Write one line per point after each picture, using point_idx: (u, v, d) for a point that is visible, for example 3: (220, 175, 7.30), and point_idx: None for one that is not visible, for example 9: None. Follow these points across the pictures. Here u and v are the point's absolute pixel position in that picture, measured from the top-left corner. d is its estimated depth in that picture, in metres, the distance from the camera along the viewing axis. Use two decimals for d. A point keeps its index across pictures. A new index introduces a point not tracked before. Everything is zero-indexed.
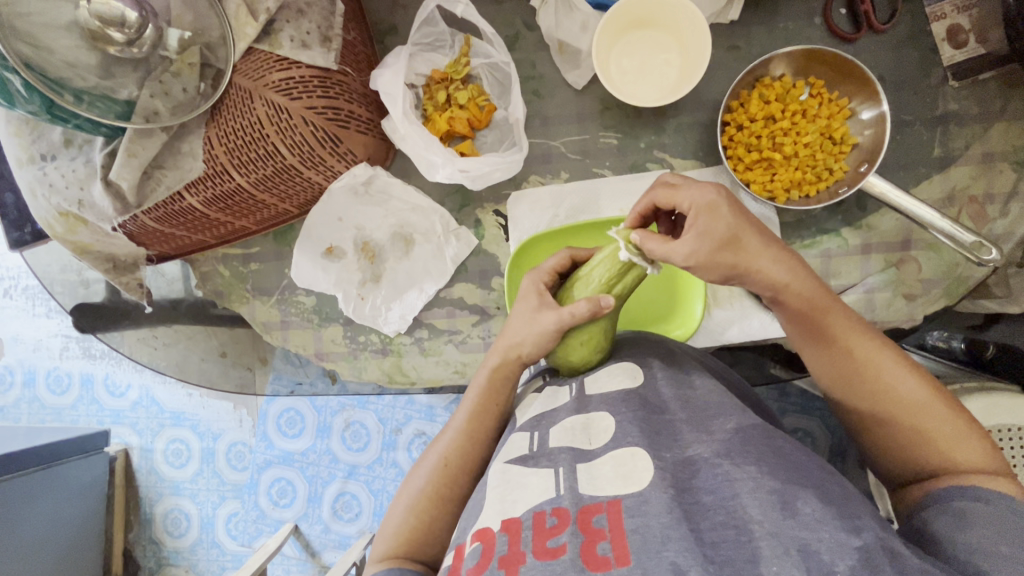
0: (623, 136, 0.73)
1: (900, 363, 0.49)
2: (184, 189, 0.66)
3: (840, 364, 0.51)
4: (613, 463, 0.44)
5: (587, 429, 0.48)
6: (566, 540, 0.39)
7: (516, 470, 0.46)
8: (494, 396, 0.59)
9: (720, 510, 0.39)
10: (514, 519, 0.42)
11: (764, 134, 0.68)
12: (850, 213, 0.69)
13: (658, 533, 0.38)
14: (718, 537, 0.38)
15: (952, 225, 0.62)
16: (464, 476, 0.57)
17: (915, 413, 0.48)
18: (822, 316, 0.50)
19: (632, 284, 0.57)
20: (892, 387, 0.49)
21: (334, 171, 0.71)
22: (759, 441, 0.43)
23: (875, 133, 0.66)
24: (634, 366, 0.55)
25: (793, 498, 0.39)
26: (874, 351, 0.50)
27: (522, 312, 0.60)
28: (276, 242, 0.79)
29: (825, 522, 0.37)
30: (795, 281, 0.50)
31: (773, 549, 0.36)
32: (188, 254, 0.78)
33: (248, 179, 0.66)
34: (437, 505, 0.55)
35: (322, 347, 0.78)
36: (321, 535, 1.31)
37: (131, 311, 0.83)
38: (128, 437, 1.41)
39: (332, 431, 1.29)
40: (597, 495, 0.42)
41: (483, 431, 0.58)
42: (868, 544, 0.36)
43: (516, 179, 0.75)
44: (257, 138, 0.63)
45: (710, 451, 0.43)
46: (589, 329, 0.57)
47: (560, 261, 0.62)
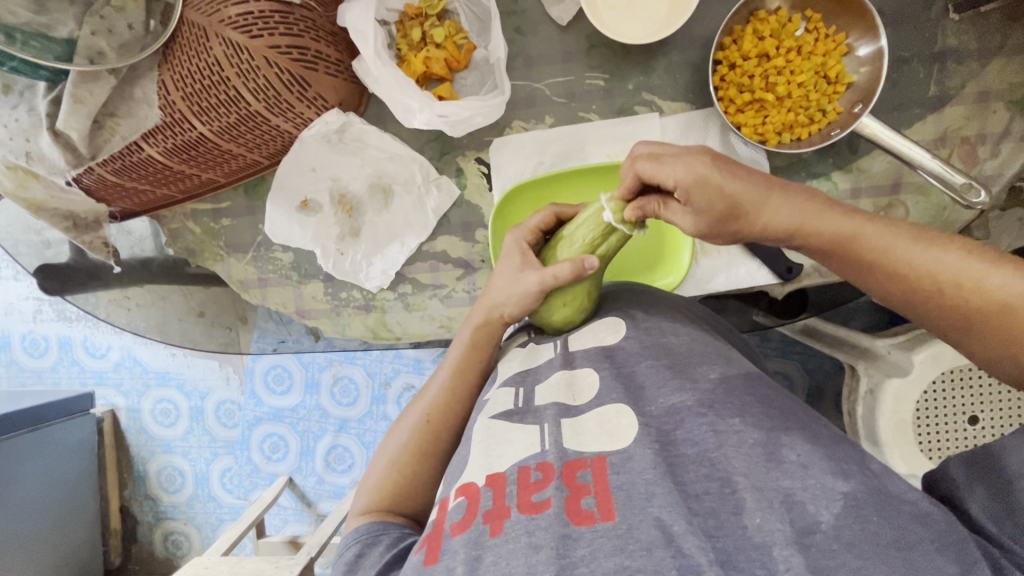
0: (611, 78, 0.69)
1: (966, 256, 0.43)
2: (141, 139, 0.61)
3: (899, 290, 0.45)
4: (599, 418, 0.45)
5: (571, 385, 0.49)
6: (551, 495, 0.39)
7: (502, 426, 0.46)
8: (479, 354, 0.59)
9: (704, 462, 0.39)
10: (500, 474, 0.42)
11: (757, 73, 0.64)
12: (842, 156, 0.68)
13: (642, 490, 0.38)
14: (703, 489, 0.38)
15: (941, 164, 0.61)
16: (448, 430, 0.57)
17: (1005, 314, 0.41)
18: (855, 244, 0.46)
19: (616, 245, 0.57)
20: (966, 294, 0.42)
21: (305, 118, 0.66)
22: (744, 391, 0.44)
23: (871, 71, 0.63)
24: (618, 320, 0.55)
25: (778, 448, 0.39)
26: (928, 256, 0.44)
27: (506, 271, 0.59)
28: (247, 196, 0.75)
29: (810, 470, 0.38)
30: (806, 215, 0.47)
31: (757, 502, 0.36)
32: (155, 209, 0.75)
33: (210, 127, 0.61)
34: (420, 460, 0.55)
35: (303, 304, 0.76)
36: (316, 487, 1.34)
37: (98, 271, 0.79)
38: (114, 398, 1.40)
39: (321, 386, 1.29)
40: (583, 452, 0.42)
41: (467, 386, 0.58)
42: (853, 491, 0.36)
43: (498, 125, 0.71)
44: (217, 82, 0.58)
45: (694, 402, 0.44)
46: (573, 289, 0.56)
47: (545, 217, 0.61)
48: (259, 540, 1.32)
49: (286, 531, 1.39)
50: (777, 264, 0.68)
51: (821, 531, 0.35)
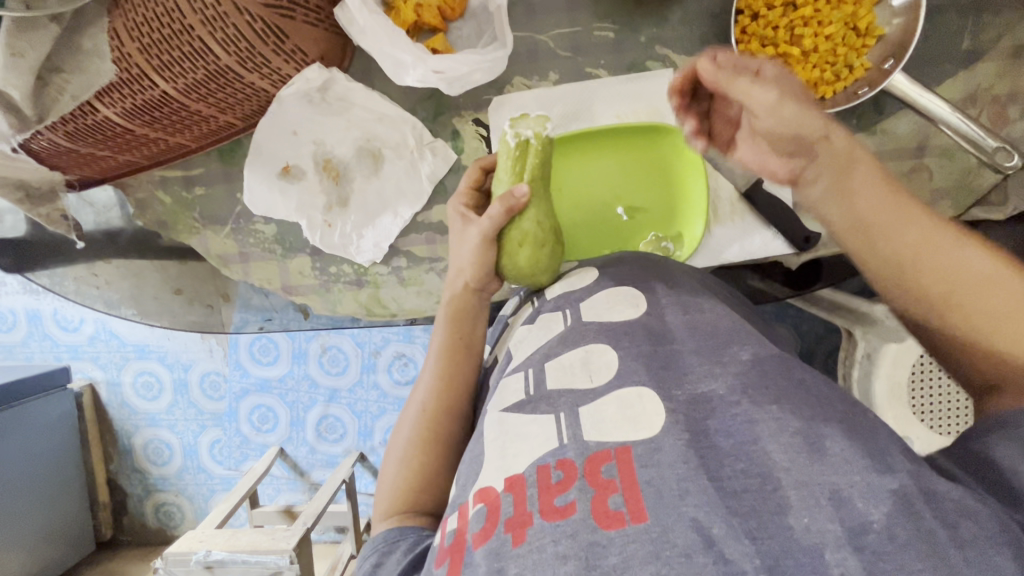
0: (621, 29, 0.63)
1: (961, 248, 0.44)
2: (95, 99, 0.53)
3: (875, 259, 0.48)
4: (620, 403, 0.42)
5: (587, 364, 0.46)
6: (574, 498, 0.36)
7: (515, 419, 0.45)
8: (459, 327, 0.59)
9: (741, 457, 0.37)
10: (518, 476, 0.40)
11: (782, 24, 0.59)
12: (866, 117, 0.63)
13: (675, 486, 0.35)
14: (740, 487, 0.35)
15: (961, 119, 0.59)
16: (449, 414, 0.55)
17: (968, 294, 0.43)
18: (881, 222, 0.47)
19: (540, 166, 0.55)
20: (934, 270, 0.44)
21: (282, 74, 0.59)
22: (778, 375, 0.42)
23: (904, 22, 0.58)
24: (636, 294, 0.52)
25: (819, 439, 0.37)
26: (940, 248, 0.45)
27: (461, 237, 0.59)
28: (222, 162, 0.68)
29: (852, 465, 0.35)
30: (841, 178, 0.48)
31: (802, 499, 0.34)
32: (119, 175, 0.68)
33: (174, 84, 0.53)
34: (427, 450, 0.54)
35: (289, 280, 0.71)
36: (308, 456, 1.33)
37: (61, 245, 0.73)
38: (92, 371, 1.34)
39: (309, 356, 1.25)
40: (605, 442, 0.39)
41: (458, 369, 0.57)
42: (902, 487, 0.34)
43: (497, 82, 0.64)
44: (179, 31, 0.50)
45: (725, 389, 0.41)
46: (523, 228, 0.55)
47: (474, 176, 0.62)
48: (254, 510, 1.32)
49: (280, 500, 1.39)
50: (794, 233, 0.64)
51: (872, 532, 0.32)
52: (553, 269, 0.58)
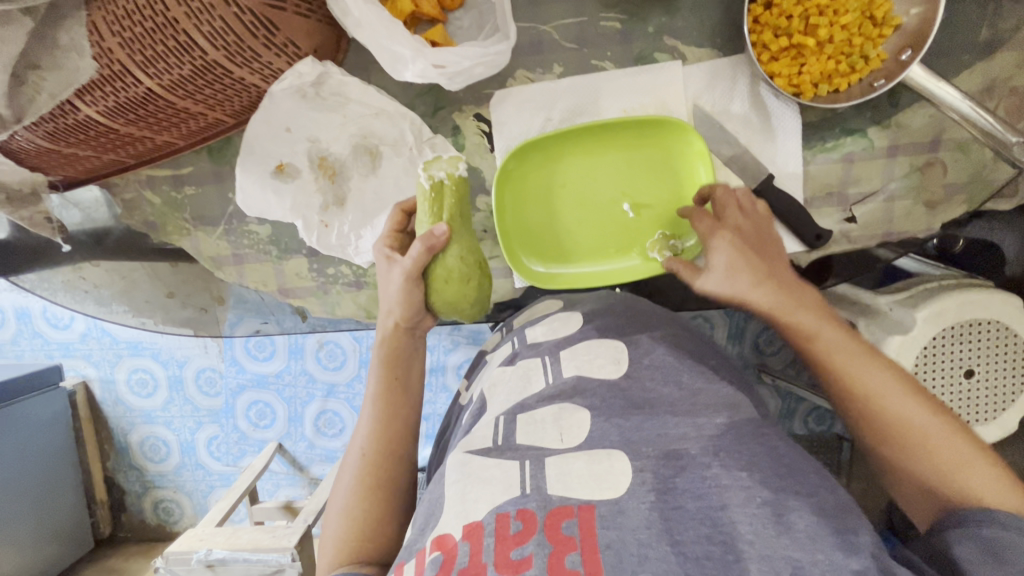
0: (628, 18, 0.60)
1: (889, 378, 0.52)
2: (75, 97, 0.50)
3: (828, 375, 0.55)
4: (587, 463, 0.43)
5: (559, 422, 0.48)
6: (531, 552, 0.36)
7: (479, 463, 0.45)
8: (394, 370, 0.65)
9: (705, 522, 0.38)
10: (477, 524, 0.39)
11: (796, 13, 0.56)
12: (880, 110, 0.61)
13: (635, 551, 0.36)
14: (703, 553, 0.36)
15: (972, 107, 0.58)
16: (387, 459, 0.61)
17: (900, 412, 0.51)
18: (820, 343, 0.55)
19: (456, 209, 0.59)
20: (874, 390, 0.52)
21: (274, 68, 0.56)
22: (751, 440, 0.44)
23: (924, 11, 0.56)
24: (620, 349, 0.56)
25: (786, 512, 0.38)
26: (872, 372, 0.53)
27: (388, 280, 0.62)
28: (213, 160, 0.66)
29: (817, 543, 0.36)
30: (784, 300, 0.56)
31: (764, 573, 0.34)
32: (103, 176, 0.65)
33: (159, 81, 0.50)
34: (369, 496, 0.59)
35: (285, 282, 0.69)
36: (307, 451, 1.32)
37: (43, 248, 0.70)
38: (84, 369, 1.32)
39: (307, 352, 1.23)
40: (569, 498, 0.40)
41: (396, 412, 0.64)
42: (865, 568, 0.35)
43: (499, 76, 0.62)
44: (163, 25, 0.47)
45: (698, 449, 0.43)
46: (445, 264, 0.58)
47: (396, 217, 0.64)
48: (252, 506, 1.31)
49: (280, 495, 1.39)
50: (807, 231, 0.63)
51: None
52: (481, 301, 0.62)
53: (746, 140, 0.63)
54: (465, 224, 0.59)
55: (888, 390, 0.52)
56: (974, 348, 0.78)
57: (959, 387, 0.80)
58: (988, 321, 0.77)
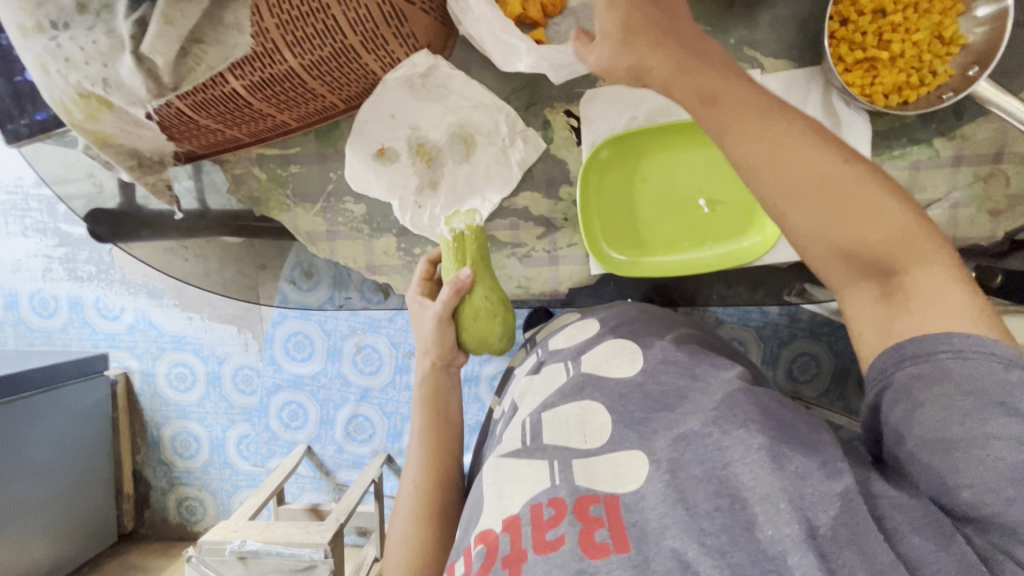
0: (711, 31, 0.66)
1: (844, 162, 0.45)
2: (227, 70, 0.56)
3: (792, 167, 0.45)
4: (611, 463, 0.50)
5: (581, 423, 0.54)
6: (564, 531, 0.43)
7: (511, 464, 0.53)
8: (438, 403, 0.69)
9: (712, 480, 0.44)
10: (514, 517, 0.47)
11: (871, 30, 0.61)
12: (946, 122, 0.66)
13: (657, 524, 0.43)
14: (713, 507, 0.43)
15: None
16: (443, 486, 0.65)
17: (852, 192, 0.44)
18: (751, 133, 0.46)
19: (476, 251, 0.64)
20: (815, 164, 0.45)
21: (393, 57, 0.62)
22: (744, 405, 0.50)
23: (989, 32, 0.61)
24: (634, 347, 0.62)
25: (779, 455, 0.45)
26: (834, 162, 0.45)
27: (423, 322, 0.67)
28: (319, 142, 0.71)
29: (808, 479, 0.43)
30: (741, 96, 0.48)
31: (766, 514, 0.41)
32: (218, 153, 0.71)
33: (301, 61, 0.57)
34: (427, 524, 0.62)
35: (373, 260, 0.74)
36: (335, 455, 1.33)
37: (153, 217, 0.75)
38: (127, 360, 1.38)
39: (343, 354, 1.26)
40: (595, 487, 0.47)
41: (443, 443, 0.68)
42: (846, 488, 0.42)
43: (590, 76, 0.67)
44: (316, 10, 0.53)
45: (699, 424, 0.49)
46: (473, 305, 0.63)
47: (423, 268, 0.70)
48: (278, 507, 1.31)
49: (304, 499, 1.38)
50: None
51: (821, 534, 0.39)
52: (508, 334, 0.66)
53: None
54: (487, 266, 0.64)
55: (796, 148, 0.45)
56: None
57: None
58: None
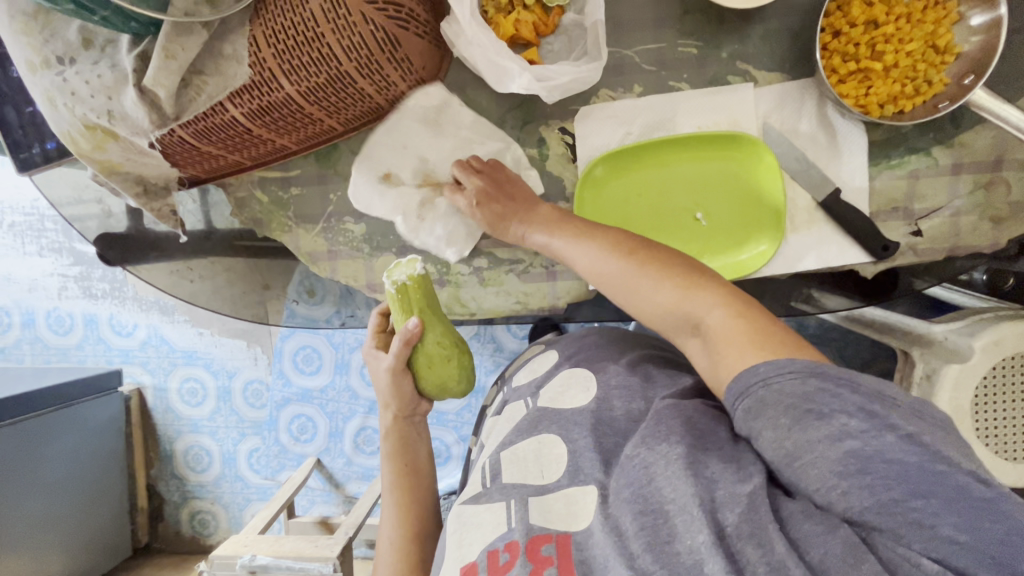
0: (703, 45, 0.66)
1: (630, 247, 0.60)
2: (227, 99, 0.58)
3: (591, 261, 0.61)
4: (565, 501, 0.52)
5: (540, 457, 0.57)
6: (515, 573, 0.46)
7: (471, 511, 0.56)
8: (405, 456, 0.72)
9: (638, 499, 0.47)
10: (470, 565, 0.51)
11: (864, 41, 0.61)
12: (944, 131, 0.65)
13: (601, 557, 0.46)
14: (640, 525, 0.45)
15: None
16: (418, 535, 0.68)
17: (649, 275, 0.57)
18: (563, 241, 0.64)
19: (421, 302, 0.63)
20: (608, 259, 0.60)
21: (389, 81, 0.63)
22: (670, 418, 0.52)
23: (984, 40, 0.60)
24: (588, 375, 0.64)
25: (701, 467, 0.46)
26: (620, 252, 0.60)
27: (378, 374, 0.69)
28: (318, 164, 0.73)
29: (721, 483, 0.44)
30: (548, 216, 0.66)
31: (686, 524, 0.43)
32: (221, 177, 0.73)
33: (298, 88, 0.58)
34: (410, 574, 0.65)
35: (374, 278, 0.75)
36: (344, 468, 1.34)
37: (160, 240, 0.77)
38: (140, 376, 1.41)
39: (351, 368, 1.28)
40: (548, 527, 0.50)
41: (413, 493, 0.70)
42: (754, 491, 0.43)
43: (584, 93, 0.68)
44: (310, 39, 0.55)
45: (630, 446, 0.52)
46: (426, 352, 0.63)
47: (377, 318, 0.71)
48: (289, 520, 1.32)
49: (314, 511, 1.39)
50: (873, 241, 0.66)
51: (728, 534, 0.42)
52: (467, 374, 0.66)
53: (814, 156, 0.67)
54: (437, 312, 0.63)
55: (596, 243, 0.62)
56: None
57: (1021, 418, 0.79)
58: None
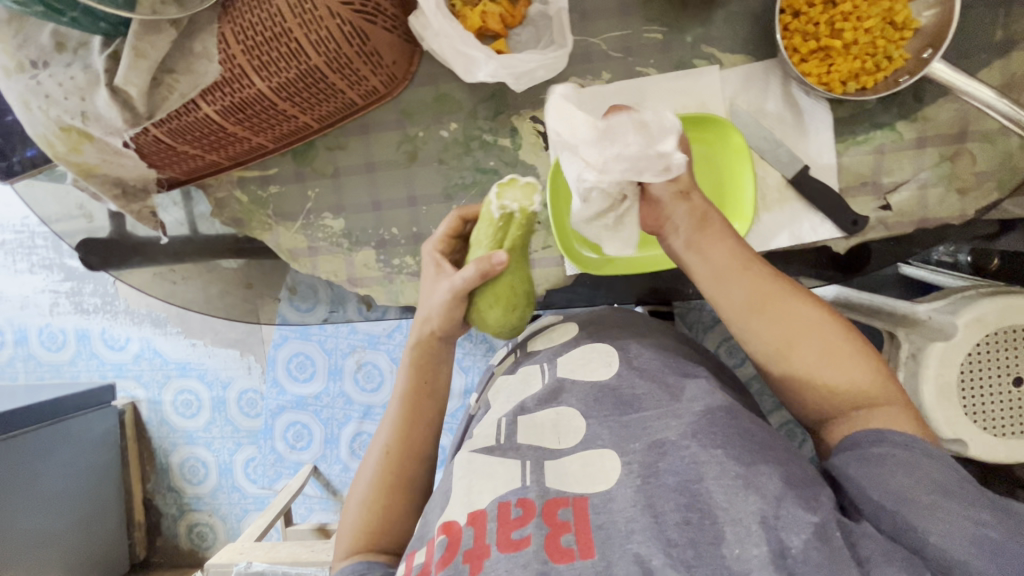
0: (668, 31, 0.68)
1: (818, 311, 0.59)
2: (199, 97, 0.58)
3: (763, 311, 0.59)
4: (582, 462, 0.53)
5: (557, 426, 0.57)
6: (530, 532, 0.46)
7: (482, 460, 0.55)
8: (424, 375, 0.69)
9: (684, 493, 0.47)
10: (480, 512, 0.49)
11: (823, 20, 0.63)
12: (906, 105, 0.67)
13: (623, 527, 0.46)
14: (681, 520, 0.46)
15: (1010, 105, 0.62)
16: (410, 459, 0.65)
17: (838, 350, 0.58)
18: (763, 293, 0.60)
19: (518, 237, 0.62)
20: (792, 316, 0.59)
21: (360, 76, 0.64)
22: (724, 424, 0.53)
23: (939, 14, 0.62)
24: (608, 350, 0.65)
25: (756, 480, 0.47)
26: (816, 316, 0.59)
27: (433, 292, 0.66)
28: (296, 162, 0.74)
29: (782, 504, 0.46)
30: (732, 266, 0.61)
31: (735, 533, 0.44)
32: (199, 178, 0.74)
33: (269, 84, 0.59)
34: (388, 492, 0.63)
35: (354, 272, 0.75)
36: (342, 475, 1.31)
37: (143, 245, 0.78)
38: (135, 390, 1.41)
39: (345, 373, 1.27)
40: (564, 491, 0.50)
41: (420, 414, 0.67)
42: (821, 519, 0.45)
43: (553, 82, 0.69)
44: (278, 34, 0.56)
45: (677, 435, 0.52)
46: (496, 289, 0.62)
47: (451, 223, 0.68)
48: (286, 528, 1.31)
49: (313, 519, 1.37)
50: (843, 216, 0.67)
51: (790, 555, 0.43)
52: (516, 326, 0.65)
53: (781, 135, 0.68)
54: (525, 253, 0.62)
55: (782, 299, 0.59)
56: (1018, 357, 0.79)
57: (1011, 396, 0.79)
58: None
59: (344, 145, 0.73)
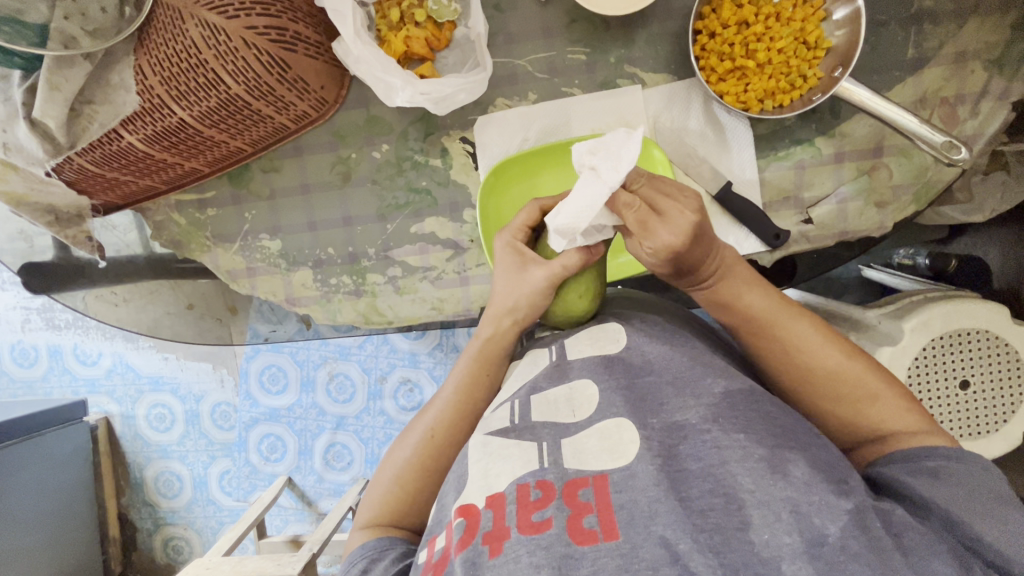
0: (591, 51, 0.69)
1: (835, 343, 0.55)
2: (120, 126, 0.60)
3: (774, 342, 0.56)
4: (599, 437, 0.50)
5: (571, 399, 0.54)
6: (550, 514, 0.45)
7: (498, 442, 0.52)
8: (486, 367, 0.65)
9: (708, 478, 0.45)
10: (498, 494, 0.47)
11: (737, 41, 0.64)
12: (824, 121, 0.68)
13: (646, 508, 0.44)
14: (707, 505, 0.44)
15: (931, 131, 0.62)
16: (448, 450, 0.62)
17: (860, 381, 0.54)
18: (773, 324, 0.56)
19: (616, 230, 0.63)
20: (807, 346, 0.55)
21: (286, 102, 0.64)
22: (746, 407, 0.49)
23: (848, 33, 0.63)
24: (617, 327, 0.60)
25: (783, 463, 0.45)
26: (835, 350, 0.55)
27: (520, 282, 0.62)
28: (232, 184, 0.74)
29: (813, 487, 0.44)
30: (742, 296, 0.57)
31: (763, 518, 0.42)
32: (138, 202, 0.75)
33: (191, 112, 0.60)
34: (422, 476, 0.61)
35: (292, 292, 0.76)
36: (315, 485, 1.32)
37: (85, 268, 0.78)
38: (107, 404, 1.41)
39: (317, 385, 1.27)
40: (584, 469, 0.48)
41: (473, 402, 0.64)
42: (856, 506, 0.43)
43: (481, 103, 0.71)
44: (195, 65, 0.57)
45: (698, 418, 0.49)
46: (585, 280, 0.62)
47: (530, 214, 0.64)
48: (260, 541, 1.30)
49: (287, 531, 1.37)
50: (765, 231, 0.68)
51: (829, 542, 0.41)
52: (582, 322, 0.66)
53: (704, 152, 0.69)
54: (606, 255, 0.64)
55: (795, 329, 0.56)
56: (967, 358, 0.77)
57: (950, 397, 0.78)
58: (978, 330, 0.76)
59: (279, 167, 0.74)
